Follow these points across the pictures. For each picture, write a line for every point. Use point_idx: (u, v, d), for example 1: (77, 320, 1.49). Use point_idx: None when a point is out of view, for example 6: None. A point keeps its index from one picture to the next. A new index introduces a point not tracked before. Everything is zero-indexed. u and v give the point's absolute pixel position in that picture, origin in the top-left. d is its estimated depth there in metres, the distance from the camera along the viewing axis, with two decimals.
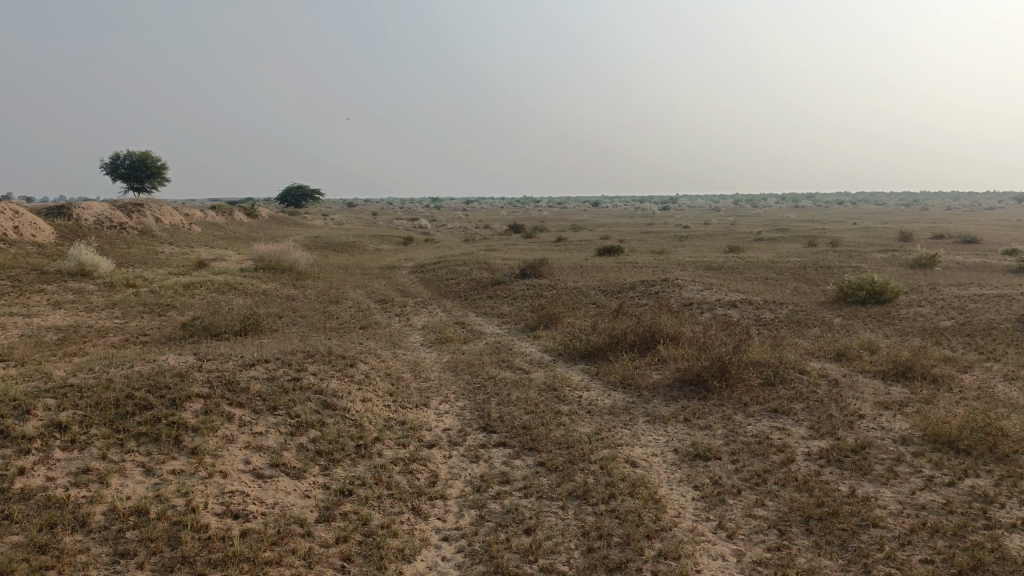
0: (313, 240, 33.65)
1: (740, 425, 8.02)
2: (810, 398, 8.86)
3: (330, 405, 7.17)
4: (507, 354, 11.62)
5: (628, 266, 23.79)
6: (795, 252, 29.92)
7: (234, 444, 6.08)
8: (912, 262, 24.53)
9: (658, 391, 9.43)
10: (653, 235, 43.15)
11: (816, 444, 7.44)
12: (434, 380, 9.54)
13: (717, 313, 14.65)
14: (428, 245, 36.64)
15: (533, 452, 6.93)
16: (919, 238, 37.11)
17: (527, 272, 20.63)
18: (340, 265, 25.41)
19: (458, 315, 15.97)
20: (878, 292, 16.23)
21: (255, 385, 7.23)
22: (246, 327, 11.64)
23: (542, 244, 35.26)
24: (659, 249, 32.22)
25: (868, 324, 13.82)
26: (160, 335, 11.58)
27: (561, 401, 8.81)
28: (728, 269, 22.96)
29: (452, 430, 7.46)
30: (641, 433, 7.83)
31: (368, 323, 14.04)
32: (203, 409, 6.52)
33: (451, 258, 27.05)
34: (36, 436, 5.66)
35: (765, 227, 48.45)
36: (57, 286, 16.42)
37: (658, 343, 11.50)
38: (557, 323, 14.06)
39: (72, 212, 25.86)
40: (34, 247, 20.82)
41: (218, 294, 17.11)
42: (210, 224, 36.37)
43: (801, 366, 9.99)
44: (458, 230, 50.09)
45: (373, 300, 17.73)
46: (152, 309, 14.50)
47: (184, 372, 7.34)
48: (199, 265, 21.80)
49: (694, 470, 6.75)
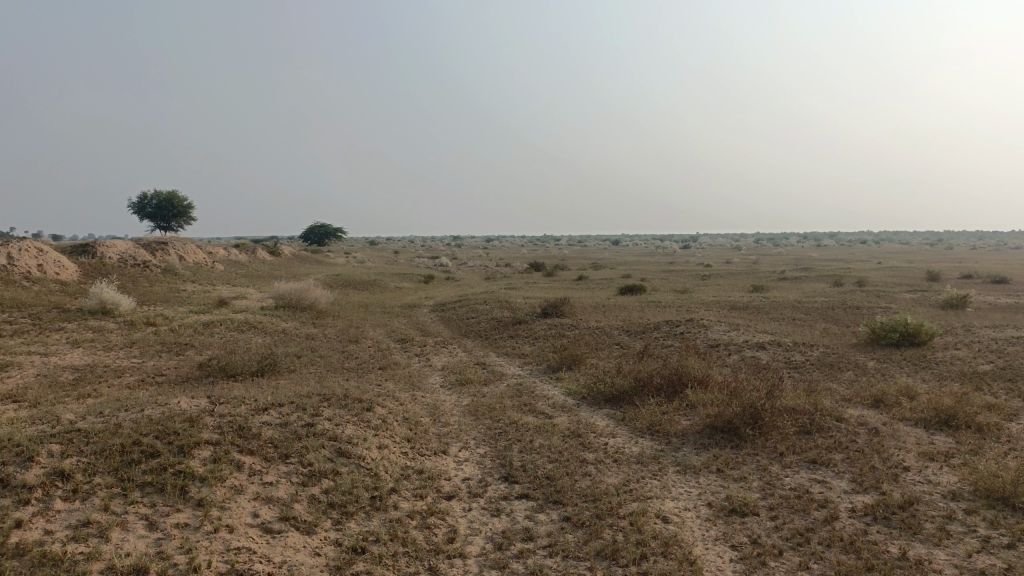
0: (334, 278, 33.63)
1: (776, 477, 7.58)
2: (850, 449, 8.40)
3: (344, 452, 6.84)
4: (529, 397, 11.25)
5: (651, 305, 23.40)
6: (822, 292, 29.36)
7: (242, 495, 5.77)
8: (944, 302, 23.92)
9: (688, 439, 9.01)
10: (675, 273, 42.71)
11: (859, 499, 6.98)
12: (453, 424, 9.20)
13: (745, 355, 14.21)
14: (449, 283, 36.49)
15: (558, 505, 6.54)
16: (947, 278, 36.43)
17: (548, 312, 20.31)
18: (361, 303, 25.25)
19: (478, 355, 15.64)
20: (912, 334, 15.70)
21: (267, 431, 6.92)
22: (262, 367, 11.39)
23: (563, 283, 35.01)
24: (682, 288, 31.78)
25: (904, 368, 13.31)
26: (175, 376, 11.36)
27: (586, 449, 8.42)
28: (754, 309, 22.49)
29: (472, 479, 7.10)
30: (671, 485, 7.42)
31: (387, 364, 13.76)
32: (212, 456, 6.22)
33: (472, 296, 26.81)
34: (36, 485, 5.38)
35: (789, 266, 47.83)
36: (77, 324, 16.35)
37: (686, 387, 11.10)
38: (580, 365, 13.69)
39: (96, 250, 26.02)
40: (57, 284, 20.88)
41: (237, 332, 16.95)
42: (233, 262, 36.54)
43: (837, 413, 9.53)
44: (479, 268, 49.98)
45: (393, 339, 17.48)
46: (170, 348, 14.33)
47: (194, 416, 7.07)
48: (220, 303, 21.73)
49: (729, 528, 6.32)
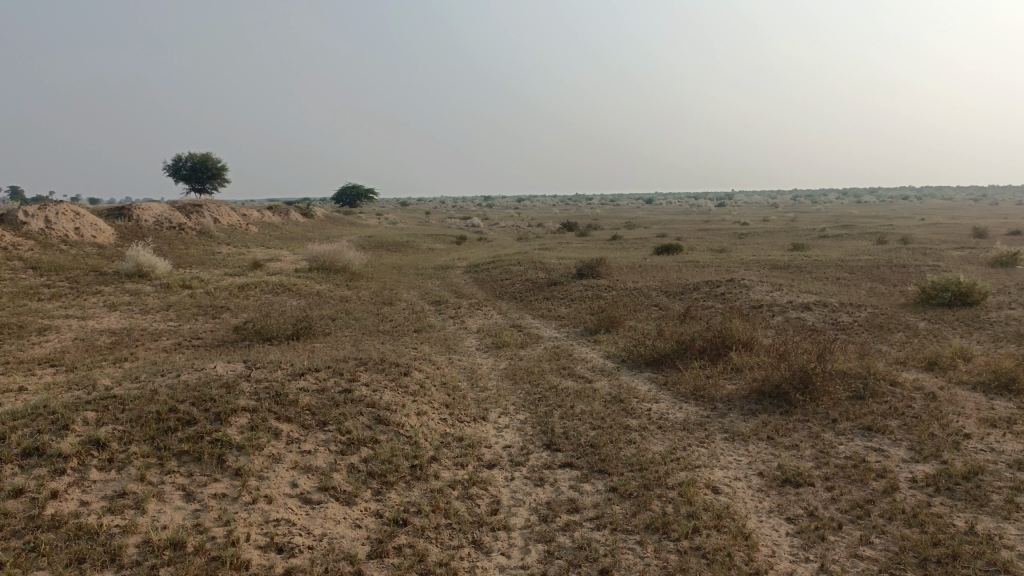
0: (366, 239, 33.57)
1: (830, 445, 7.26)
2: (906, 415, 8.03)
3: (383, 419, 6.66)
4: (568, 360, 11.01)
5: (688, 266, 22.91)
6: (865, 250, 28.53)
7: (280, 464, 5.62)
8: (994, 260, 23.05)
9: (734, 404, 8.71)
10: (710, 232, 41.92)
11: (920, 469, 6.63)
12: (492, 389, 9.00)
13: (789, 316, 13.77)
14: (482, 243, 36.24)
15: (603, 474, 6.31)
16: (993, 234, 35.19)
17: (584, 273, 19.95)
18: (394, 264, 25.11)
19: (514, 317, 15.42)
20: (965, 294, 15.07)
21: (304, 398, 6.76)
22: (298, 331, 11.27)
23: (597, 243, 34.57)
24: (718, 247, 31.10)
25: (958, 329, 12.76)
26: (211, 339, 11.31)
27: (629, 415, 8.17)
28: (795, 268, 21.90)
29: (513, 447, 6.89)
30: (720, 452, 7.15)
31: (422, 326, 13.58)
32: (249, 424, 6.08)
33: (506, 257, 26.53)
34: (72, 455, 5.28)
35: (829, 224, 46.65)
36: (115, 287, 16.43)
37: (729, 350, 10.76)
38: (619, 327, 13.39)
39: (132, 213, 26.16)
40: (95, 248, 21.04)
41: (272, 295, 16.90)
42: (267, 224, 36.63)
43: (891, 378, 9.12)
44: (511, 228, 49.57)
45: (428, 301, 17.30)
46: (206, 311, 14.32)
47: (230, 383, 6.93)
48: (254, 265, 21.73)
49: (784, 500, 6.04)
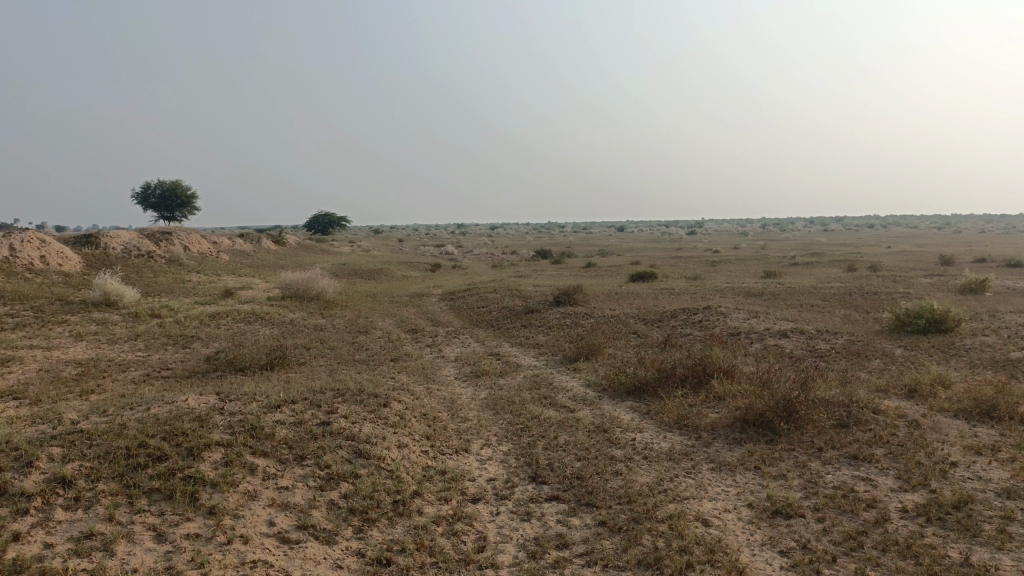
0: (340, 267, 33.31)
1: (817, 475, 7.17)
2: (891, 443, 7.98)
3: (363, 453, 6.44)
4: (548, 389, 10.86)
5: (664, 293, 22.93)
6: (837, 277, 28.87)
7: (257, 501, 5.38)
8: (962, 287, 23.40)
9: (719, 434, 8.61)
10: (683, 259, 42.26)
11: (909, 499, 6.55)
12: (473, 420, 8.81)
13: (768, 344, 13.77)
14: (456, 271, 36.13)
15: (591, 508, 6.14)
16: (959, 262, 35.86)
17: (561, 300, 19.87)
18: (368, 292, 24.82)
19: (492, 345, 15.26)
20: (939, 321, 15.21)
21: (281, 431, 6.52)
22: (272, 360, 11.00)
23: (572, 270, 34.61)
24: (692, 274, 31.28)
25: (934, 356, 12.83)
26: (181, 370, 10.99)
27: (613, 445, 8.02)
28: (770, 296, 22.03)
29: (498, 480, 6.70)
30: (707, 484, 7.01)
31: (399, 356, 13.35)
32: (223, 459, 5.83)
33: (481, 284, 26.43)
34: (35, 494, 5.01)
35: (799, 252, 47.28)
36: (80, 316, 16.00)
37: (711, 378, 10.69)
38: (598, 355, 13.29)
39: (99, 241, 25.66)
40: (61, 276, 20.54)
41: (244, 324, 16.57)
42: (238, 251, 36.16)
43: (874, 406, 9.09)
44: (485, 255, 49.59)
45: (404, 330, 17.08)
46: (176, 341, 13.96)
47: (204, 416, 6.68)
48: (225, 293, 21.35)
49: (775, 532, 5.92)
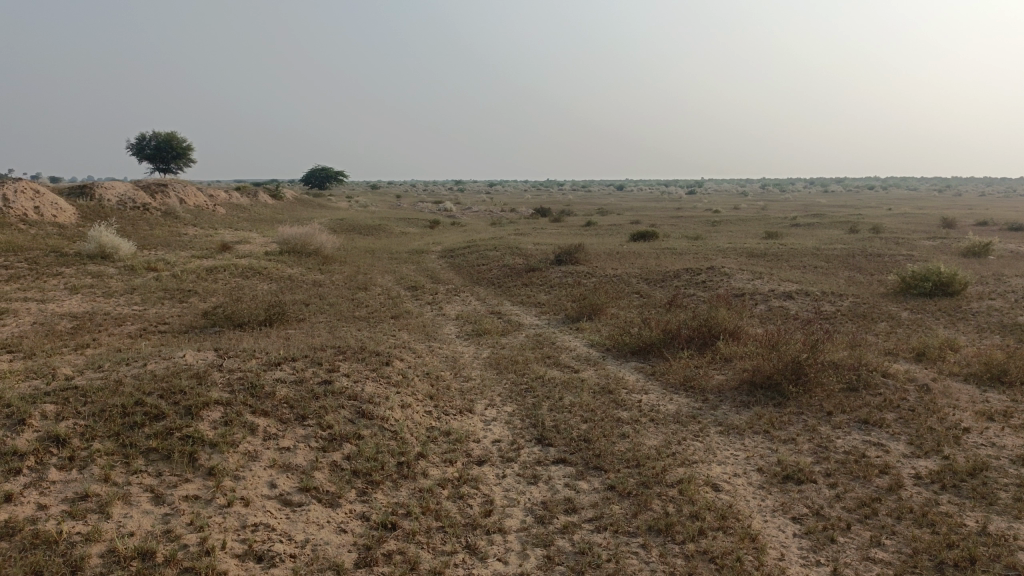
0: (338, 223, 32.96)
1: (828, 439, 7.05)
2: (901, 408, 7.85)
3: (366, 413, 6.27)
4: (552, 349, 10.69)
5: (665, 253, 22.71)
6: (839, 238, 28.61)
7: (257, 463, 5.22)
8: (965, 250, 23.18)
9: (726, 396, 8.48)
10: (683, 219, 41.90)
11: (922, 465, 6.43)
12: (476, 379, 8.66)
13: (773, 305, 13.60)
14: (455, 228, 35.86)
15: (599, 472, 6.00)
16: (961, 224, 35.56)
17: (562, 259, 19.62)
18: (367, 248, 24.54)
19: (493, 304, 15.08)
20: (945, 284, 15.03)
21: (281, 390, 6.34)
22: (270, 317, 10.79)
23: (572, 228, 34.32)
24: (693, 234, 30.98)
25: (941, 319, 12.67)
26: (179, 324, 10.80)
27: (619, 407, 7.88)
28: (773, 256, 21.80)
29: (503, 442, 6.56)
30: (716, 447, 6.88)
31: (399, 313, 13.17)
32: (222, 419, 5.65)
33: (481, 242, 26.17)
34: (28, 453, 4.84)
35: (800, 212, 46.90)
36: (76, 269, 15.74)
37: (717, 339, 10.53)
38: (601, 314, 13.12)
39: (94, 193, 25.27)
40: (56, 228, 20.21)
41: (242, 279, 16.35)
42: (235, 205, 35.72)
43: (884, 369, 8.94)
44: (484, 213, 49.08)
45: (404, 287, 16.86)
46: (173, 295, 13.74)
47: (202, 373, 6.48)
48: (222, 247, 21.06)
49: (787, 498, 5.79)
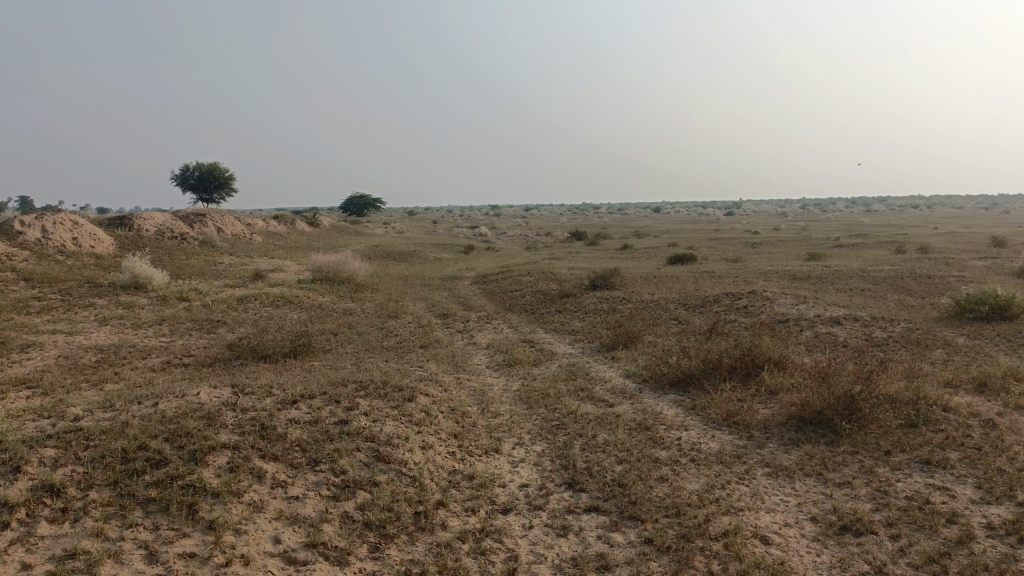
0: (373, 249, 32.96)
1: (887, 483, 6.44)
2: (967, 446, 7.18)
3: (383, 457, 5.86)
4: (585, 380, 10.21)
5: (705, 276, 22.09)
6: (887, 259, 27.61)
7: (262, 514, 4.84)
8: (1020, 270, 22.14)
9: (772, 433, 7.90)
10: (721, 241, 41.15)
11: (995, 513, 5.77)
12: (504, 415, 8.20)
13: (819, 332, 12.93)
14: (490, 253, 35.61)
15: (635, 522, 5.49)
16: (1013, 243, 34.19)
17: (597, 284, 19.14)
18: (400, 275, 24.30)
19: (525, 331, 14.66)
20: (1003, 307, 14.19)
21: (294, 432, 5.97)
22: (295, 348, 10.49)
23: (608, 252, 33.88)
24: (733, 257, 30.27)
25: (1001, 346, 11.87)
26: (203, 357, 10.55)
27: (657, 446, 7.36)
28: (816, 279, 21.02)
29: (530, 487, 6.09)
30: (764, 492, 6.32)
31: (429, 342, 12.82)
32: (229, 465, 5.30)
33: (516, 267, 25.74)
34: (19, 504, 4.51)
35: (843, 233, 45.77)
36: (109, 299, 15.74)
37: (760, 370, 9.95)
38: (637, 342, 12.59)
39: (133, 223, 25.54)
40: (93, 258, 20.38)
41: (272, 308, 16.18)
42: (271, 233, 35.94)
43: (945, 402, 8.25)
44: (518, 237, 48.82)
45: (435, 314, 16.51)
46: (201, 326, 13.57)
47: (212, 414, 6.14)
48: (256, 276, 20.99)
49: (846, 553, 5.22)
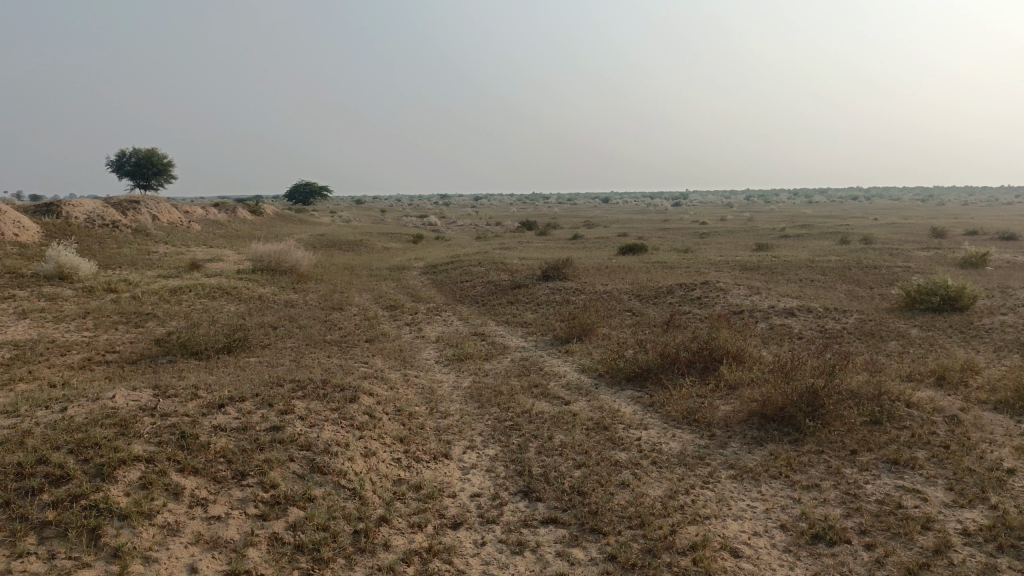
0: (319, 238, 32.03)
1: (856, 485, 6.14)
2: (933, 444, 6.95)
3: (319, 468, 5.31)
4: (539, 375, 9.76)
5: (657, 266, 21.87)
6: (834, 250, 27.84)
7: (177, 539, 4.26)
8: (962, 261, 22.49)
9: (734, 431, 7.59)
10: (670, 232, 41.06)
11: (970, 518, 5.49)
12: (454, 415, 7.69)
13: (774, 324, 12.73)
14: (440, 242, 35.00)
15: (596, 535, 5.06)
16: (951, 234, 34.94)
17: (549, 274, 18.73)
18: (346, 265, 23.49)
19: (476, 323, 14.17)
20: (953, 298, 14.22)
21: (219, 442, 5.36)
22: (230, 344, 9.80)
23: (559, 242, 33.53)
24: (685, 247, 30.24)
25: (954, 337, 11.83)
26: (129, 353, 9.77)
27: (616, 447, 6.95)
28: (767, 270, 20.98)
29: (482, 497, 5.60)
30: (730, 497, 5.96)
31: (375, 335, 12.22)
32: (141, 481, 4.68)
33: (465, 257, 25.19)
34: None
35: (788, 223, 46.38)
36: (30, 290, 14.71)
37: (719, 364, 9.66)
38: (591, 335, 12.21)
39: (61, 209, 24.19)
40: (16, 247, 19.12)
41: (208, 299, 15.33)
42: (211, 221, 34.65)
43: (908, 398, 8.03)
44: (469, 226, 48.18)
45: (383, 306, 15.86)
46: (129, 320, 12.70)
47: (127, 422, 5.48)
48: (193, 265, 20.00)
49: (820, 565, 4.87)
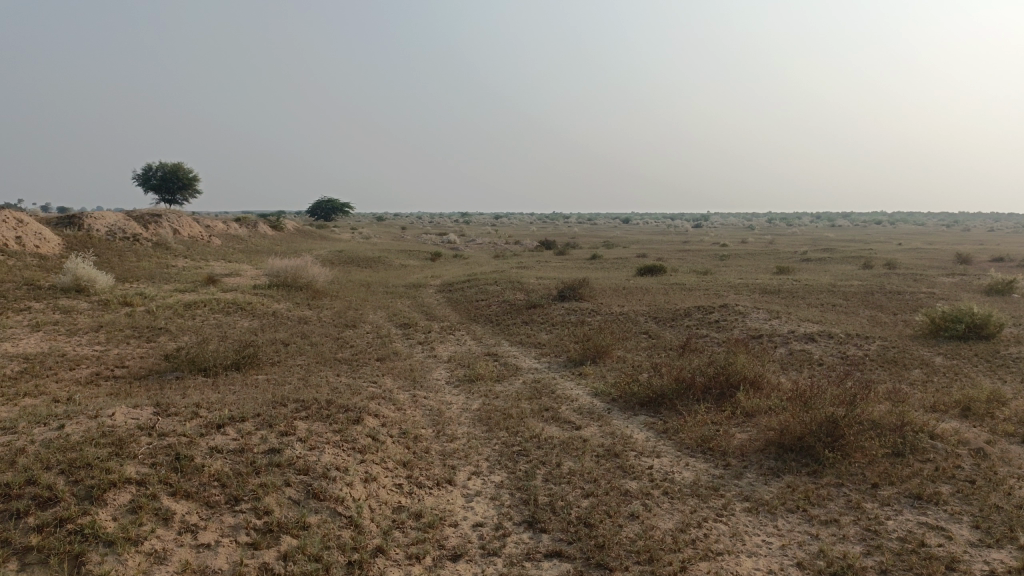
0: (337, 254, 32.07)
1: (877, 521, 5.87)
2: (958, 479, 6.66)
3: (316, 493, 5.14)
4: (551, 398, 9.56)
5: (675, 288, 21.57)
6: (856, 274, 27.40)
7: (163, 568, 4.10)
8: (989, 288, 22.02)
9: (750, 461, 7.33)
10: (690, 253, 40.71)
11: (998, 559, 5.21)
12: (461, 440, 7.50)
13: (794, 349, 12.43)
14: (458, 260, 34.93)
15: (601, 571, 4.84)
16: (977, 260, 34.36)
17: (565, 294, 18.53)
18: (363, 282, 23.43)
19: (490, 344, 14.00)
20: (979, 326, 13.86)
21: (214, 464, 5.21)
22: (238, 361, 9.69)
23: (577, 262, 33.31)
24: (704, 269, 29.92)
25: (979, 366, 11.48)
26: (137, 369, 9.69)
27: (627, 476, 6.72)
28: (788, 294, 20.64)
29: (485, 527, 5.40)
30: (744, 532, 5.71)
31: (386, 354, 12.09)
32: (130, 505, 4.53)
33: (482, 275, 25.08)
34: None
35: (809, 247, 45.91)
36: (46, 303, 14.74)
37: (735, 390, 9.40)
38: (605, 357, 11.98)
39: (83, 222, 24.37)
40: (36, 259, 19.24)
41: (222, 315, 15.29)
42: (231, 236, 34.83)
43: (932, 430, 7.73)
44: (487, 245, 48.06)
45: (396, 325, 15.73)
46: (141, 334, 12.66)
47: (122, 442, 5.34)
48: (210, 280, 20.02)
49: None
